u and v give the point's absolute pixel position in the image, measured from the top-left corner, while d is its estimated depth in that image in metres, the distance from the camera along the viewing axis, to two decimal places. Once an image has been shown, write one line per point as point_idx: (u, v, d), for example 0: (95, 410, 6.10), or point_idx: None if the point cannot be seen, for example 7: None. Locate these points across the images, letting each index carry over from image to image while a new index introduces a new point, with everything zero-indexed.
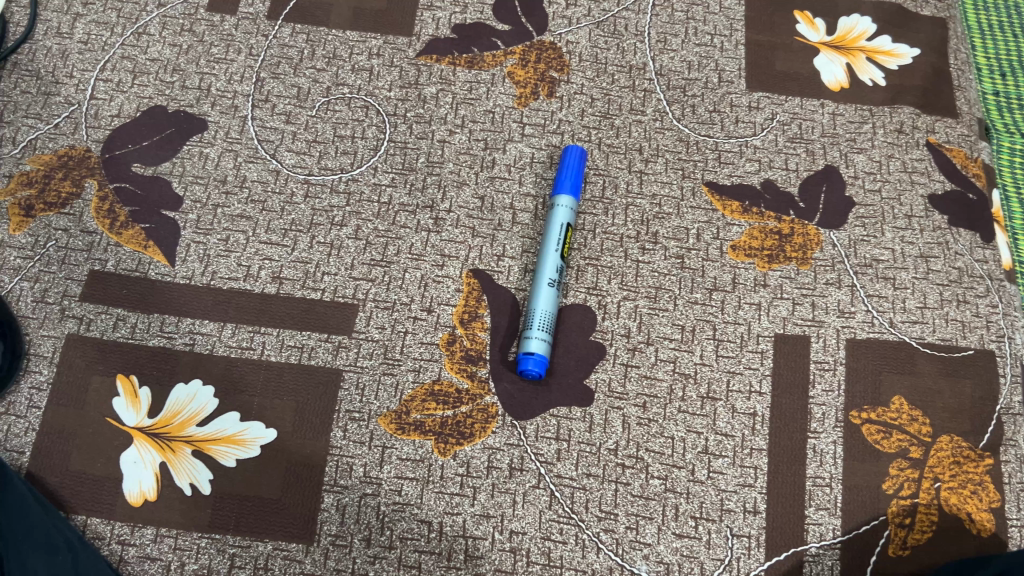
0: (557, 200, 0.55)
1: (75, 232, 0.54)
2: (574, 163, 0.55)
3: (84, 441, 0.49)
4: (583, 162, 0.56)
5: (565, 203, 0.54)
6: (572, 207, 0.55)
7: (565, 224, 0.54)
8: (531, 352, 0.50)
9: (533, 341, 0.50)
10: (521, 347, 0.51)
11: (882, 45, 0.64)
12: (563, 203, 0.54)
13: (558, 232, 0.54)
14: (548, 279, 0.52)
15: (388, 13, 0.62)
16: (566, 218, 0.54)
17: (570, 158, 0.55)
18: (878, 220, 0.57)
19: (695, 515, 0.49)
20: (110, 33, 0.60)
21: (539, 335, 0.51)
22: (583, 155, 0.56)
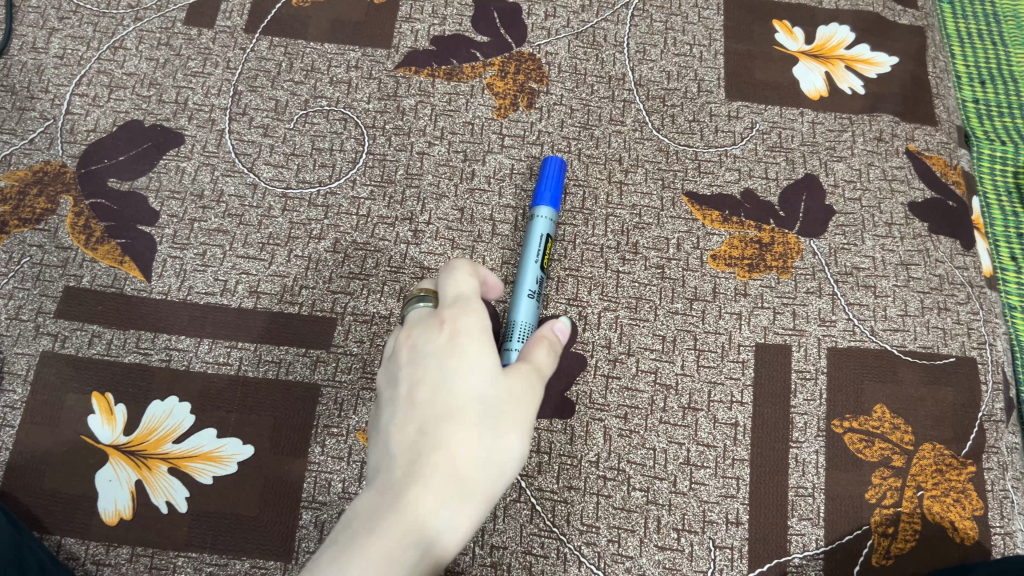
0: (535, 210, 0.54)
1: (50, 248, 0.53)
2: (553, 172, 0.55)
3: (59, 460, 0.48)
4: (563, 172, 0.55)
5: (544, 214, 0.54)
6: (551, 217, 0.54)
7: (543, 235, 0.53)
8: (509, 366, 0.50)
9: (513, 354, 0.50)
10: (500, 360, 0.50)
11: (861, 53, 0.64)
12: (542, 213, 0.54)
13: (536, 242, 0.53)
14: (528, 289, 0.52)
15: (366, 25, 0.62)
16: (544, 228, 0.54)
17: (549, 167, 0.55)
18: (858, 228, 0.57)
19: (677, 527, 0.48)
20: (86, 47, 0.60)
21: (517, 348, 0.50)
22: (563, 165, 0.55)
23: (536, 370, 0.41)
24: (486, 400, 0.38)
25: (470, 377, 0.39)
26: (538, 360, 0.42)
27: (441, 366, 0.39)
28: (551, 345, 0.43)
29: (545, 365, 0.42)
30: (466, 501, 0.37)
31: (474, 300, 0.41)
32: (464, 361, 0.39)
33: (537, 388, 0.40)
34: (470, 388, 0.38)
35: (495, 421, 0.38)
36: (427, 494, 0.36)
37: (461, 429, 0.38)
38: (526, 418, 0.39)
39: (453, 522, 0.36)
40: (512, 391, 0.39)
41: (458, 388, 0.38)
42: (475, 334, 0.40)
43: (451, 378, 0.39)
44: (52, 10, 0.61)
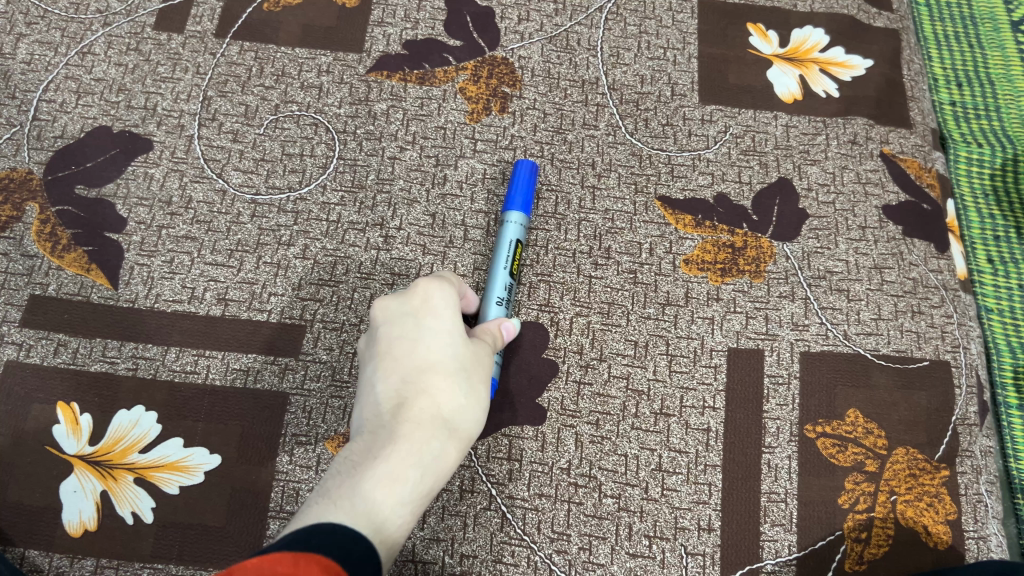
0: (506, 214, 0.54)
1: (15, 256, 0.53)
2: (525, 175, 0.54)
3: (23, 471, 0.48)
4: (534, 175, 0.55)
5: (515, 218, 0.53)
6: (521, 223, 0.54)
7: (514, 240, 0.53)
8: None
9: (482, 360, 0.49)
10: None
11: (835, 56, 0.64)
12: (513, 217, 0.53)
13: (507, 246, 0.53)
14: (496, 295, 0.51)
15: (338, 30, 0.61)
16: (515, 232, 0.53)
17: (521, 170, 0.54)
18: (831, 232, 0.57)
19: (648, 534, 0.48)
20: (53, 53, 0.59)
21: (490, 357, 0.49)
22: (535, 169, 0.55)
23: (493, 342, 0.46)
24: (458, 353, 0.43)
25: (444, 334, 0.43)
26: (495, 339, 0.47)
27: (417, 325, 0.44)
28: (500, 340, 0.47)
29: (499, 341, 0.47)
30: (450, 438, 0.41)
31: (442, 278, 0.46)
32: (437, 320, 0.44)
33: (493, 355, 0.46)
34: (445, 343, 0.43)
35: (469, 373, 0.43)
36: (416, 431, 0.40)
37: (441, 377, 0.42)
38: (488, 376, 0.44)
39: (441, 457, 0.40)
40: (478, 352, 0.44)
41: (434, 343, 0.43)
42: (446, 299, 0.45)
43: (428, 334, 0.43)
44: (20, 16, 0.60)
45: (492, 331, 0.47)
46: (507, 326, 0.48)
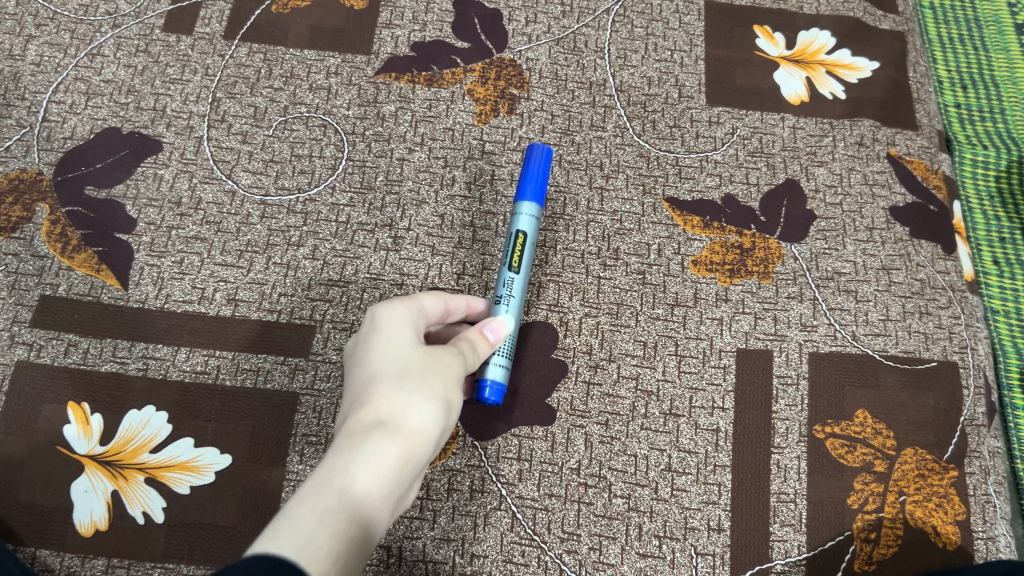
0: (515, 206, 0.53)
1: (26, 256, 0.53)
2: (534, 161, 0.53)
3: (34, 471, 0.48)
4: (545, 159, 0.53)
5: (521, 208, 0.52)
6: (531, 217, 0.52)
7: (520, 232, 0.52)
8: (487, 380, 0.48)
9: (489, 363, 0.48)
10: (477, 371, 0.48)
11: (841, 58, 0.64)
12: (520, 208, 0.52)
13: (512, 240, 0.52)
14: (500, 293, 0.51)
15: (346, 32, 0.61)
16: (521, 224, 0.52)
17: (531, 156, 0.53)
18: (839, 233, 0.57)
19: (658, 534, 0.48)
20: (63, 54, 0.59)
21: (495, 360, 0.48)
22: (546, 152, 0.53)
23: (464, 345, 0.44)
24: (402, 358, 0.42)
25: (388, 345, 0.43)
26: (466, 344, 0.44)
27: (366, 346, 0.43)
28: (480, 346, 0.45)
29: (476, 346, 0.45)
30: (393, 436, 0.39)
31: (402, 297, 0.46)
32: (384, 335, 0.43)
33: (461, 356, 0.44)
34: (389, 352, 0.42)
35: (416, 371, 0.41)
36: (351, 437, 0.39)
37: (382, 381, 0.41)
38: (448, 374, 0.42)
39: (379, 456, 0.38)
40: (431, 352, 0.43)
41: (379, 354, 0.43)
42: (393, 314, 0.44)
43: (374, 349, 0.43)
44: (29, 18, 0.60)
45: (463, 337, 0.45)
46: (489, 329, 0.46)
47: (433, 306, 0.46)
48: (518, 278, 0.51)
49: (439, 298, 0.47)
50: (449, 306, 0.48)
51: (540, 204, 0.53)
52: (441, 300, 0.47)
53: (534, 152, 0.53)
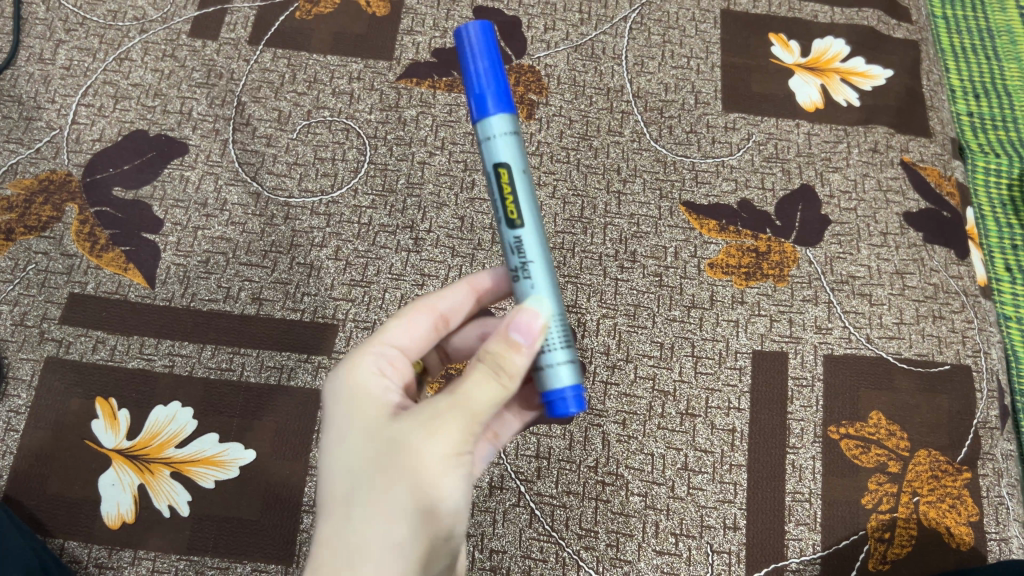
0: (476, 128, 0.36)
1: (55, 255, 0.54)
2: (471, 53, 0.36)
3: (62, 464, 0.49)
4: (484, 41, 0.36)
5: (491, 128, 0.36)
6: (506, 130, 0.36)
7: (500, 164, 0.36)
8: (563, 390, 0.36)
9: (552, 368, 0.35)
10: (539, 382, 0.36)
11: (856, 66, 0.65)
12: (489, 130, 0.36)
13: (494, 182, 0.37)
14: (515, 262, 0.37)
15: (368, 38, 0.62)
16: (494, 154, 0.36)
17: (464, 49, 0.36)
18: (854, 238, 0.58)
19: (675, 532, 0.49)
20: (92, 59, 0.60)
21: (563, 361, 0.36)
22: (481, 31, 0.36)
23: (444, 413, 0.33)
24: (357, 461, 0.35)
25: (338, 453, 0.36)
26: (473, 378, 0.33)
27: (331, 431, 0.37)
28: (506, 362, 0.33)
29: (484, 376, 0.33)
30: None
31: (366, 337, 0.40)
32: (336, 426, 0.37)
33: (435, 428, 0.33)
34: (341, 466, 0.35)
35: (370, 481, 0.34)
36: None
37: (336, 501, 0.35)
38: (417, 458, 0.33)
39: None
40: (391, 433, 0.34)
41: (332, 472, 0.36)
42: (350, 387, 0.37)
43: (328, 455, 0.36)
44: (59, 23, 0.62)
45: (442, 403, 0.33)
46: (518, 329, 0.34)
47: (402, 339, 0.40)
48: (527, 233, 0.37)
49: (407, 320, 0.40)
50: (433, 313, 0.41)
51: (511, 109, 0.36)
52: (421, 317, 0.41)
53: (464, 41, 0.36)
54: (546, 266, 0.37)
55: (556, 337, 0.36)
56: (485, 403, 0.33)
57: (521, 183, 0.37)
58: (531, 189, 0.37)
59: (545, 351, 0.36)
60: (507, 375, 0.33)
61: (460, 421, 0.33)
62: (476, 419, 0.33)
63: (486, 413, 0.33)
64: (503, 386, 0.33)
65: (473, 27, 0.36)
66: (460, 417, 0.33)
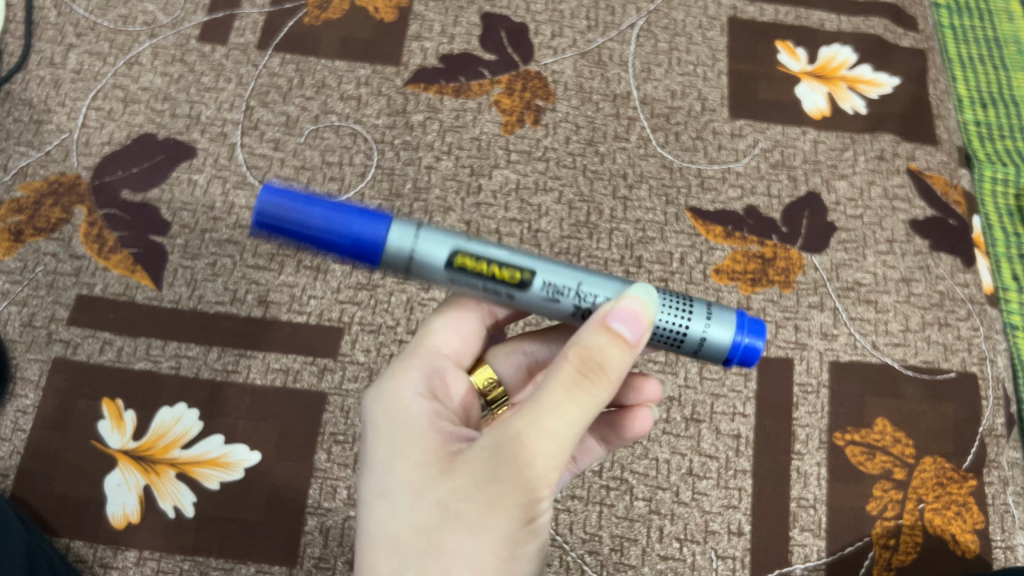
0: (389, 245, 0.34)
1: (63, 257, 0.54)
2: (301, 225, 0.33)
3: (69, 464, 0.49)
4: (295, 203, 0.33)
5: (406, 242, 0.34)
6: (396, 224, 0.34)
7: (452, 256, 0.35)
8: (733, 342, 0.36)
9: (709, 336, 0.36)
10: (712, 355, 0.37)
11: (863, 74, 0.65)
12: (405, 243, 0.34)
13: (465, 274, 0.35)
14: (571, 300, 0.36)
15: (377, 44, 0.63)
16: (441, 246, 0.35)
17: (294, 201, 0.33)
18: (860, 245, 0.58)
19: (679, 537, 0.49)
20: (102, 63, 0.61)
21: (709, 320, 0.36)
22: (282, 194, 0.33)
23: (519, 440, 0.31)
24: (424, 492, 0.33)
25: (394, 496, 0.34)
26: (563, 394, 0.32)
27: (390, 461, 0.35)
28: (599, 369, 0.32)
29: (568, 392, 0.32)
30: None
31: (412, 346, 0.41)
32: (387, 466, 0.35)
33: (512, 460, 0.31)
34: (400, 508, 0.34)
35: (442, 521, 0.32)
36: None
37: (396, 548, 0.33)
38: (494, 494, 0.32)
39: None
40: (457, 472, 0.33)
41: (386, 514, 0.34)
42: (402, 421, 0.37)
43: (388, 486, 0.34)
44: (70, 27, 0.62)
45: (514, 427, 0.32)
46: (618, 321, 0.32)
47: (448, 344, 0.42)
48: (543, 272, 0.35)
49: (454, 322, 0.42)
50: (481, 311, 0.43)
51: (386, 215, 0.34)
52: (469, 312, 0.43)
53: (278, 220, 0.33)
54: (591, 276, 0.36)
55: (685, 317, 0.36)
56: (567, 425, 0.32)
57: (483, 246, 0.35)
58: (487, 243, 0.35)
59: (690, 335, 0.36)
60: (597, 386, 0.32)
61: (542, 446, 0.31)
62: (559, 445, 0.32)
63: (574, 431, 0.32)
64: (588, 403, 0.32)
65: (269, 198, 0.33)
66: (545, 443, 0.31)
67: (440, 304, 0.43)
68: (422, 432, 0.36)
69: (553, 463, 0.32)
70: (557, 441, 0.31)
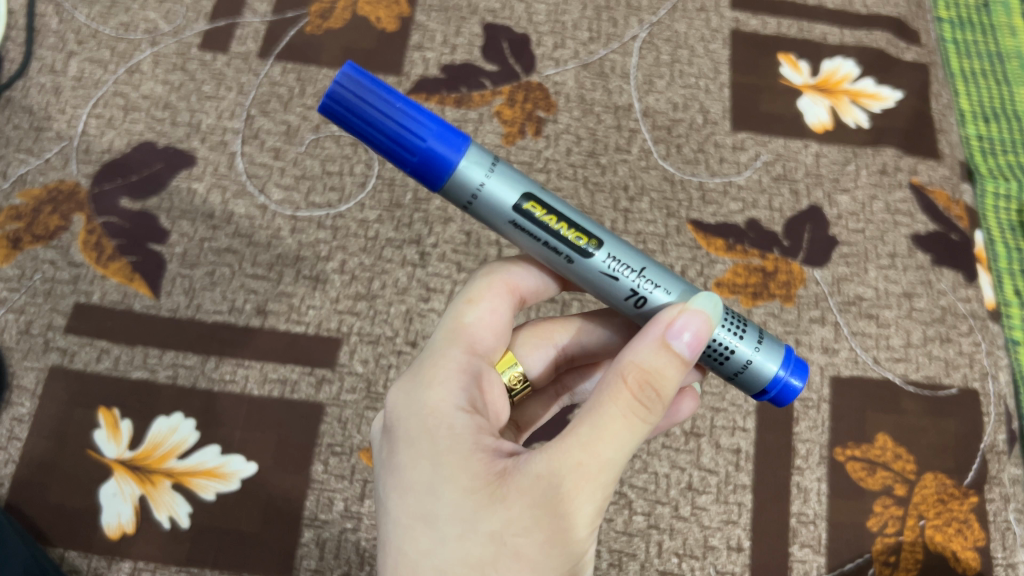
0: (462, 169, 0.33)
1: (61, 265, 0.54)
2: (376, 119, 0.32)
3: (64, 474, 0.48)
4: (375, 90, 0.32)
5: (476, 174, 0.33)
6: (477, 155, 0.34)
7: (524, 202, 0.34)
8: (780, 374, 0.37)
9: (757, 362, 0.36)
10: (757, 383, 0.37)
11: (865, 88, 0.64)
12: (476, 179, 0.33)
13: (533, 222, 0.34)
14: (630, 282, 0.36)
15: (378, 53, 0.63)
16: (515, 186, 0.34)
17: (377, 92, 0.32)
18: (862, 259, 0.57)
19: (678, 552, 0.49)
20: (103, 70, 0.61)
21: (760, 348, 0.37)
22: (368, 76, 0.32)
23: (580, 473, 0.31)
24: (472, 520, 0.31)
25: (439, 525, 0.32)
26: (619, 426, 0.31)
27: (427, 476, 0.33)
28: (658, 397, 0.32)
29: (626, 420, 0.31)
30: None
31: (444, 339, 0.38)
32: (427, 489, 0.32)
33: (572, 493, 0.31)
34: (446, 539, 0.31)
35: (496, 557, 0.31)
36: None
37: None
38: (551, 530, 0.31)
39: None
40: (510, 501, 0.31)
41: (430, 544, 0.32)
42: (440, 425, 0.33)
43: (427, 509, 0.32)
44: (72, 34, 0.62)
45: (573, 457, 0.31)
46: (678, 338, 0.33)
47: (483, 336, 0.38)
48: (608, 246, 0.36)
49: (488, 311, 0.39)
50: (512, 300, 0.40)
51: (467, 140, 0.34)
52: (502, 302, 0.40)
53: (353, 99, 0.32)
54: (654, 265, 0.37)
55: (737, 337, 0.36)
56: (622, 453, 0.32)
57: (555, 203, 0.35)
58: (561, 202, 0.35)
59: (735, 358, 0.36)
60: (652, 413, 0.32)
61: (599, 478, 0.31)
62: (611, 474, 0.32)
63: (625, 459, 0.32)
64: (640, 431, 0.32)
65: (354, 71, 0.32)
66: (602, 476, 0.31)
67: (467, 290, 0.40)
68: (467, 447, 0.33)
69: (604, 494, 0.32)
70: (612, 472, 0.31)
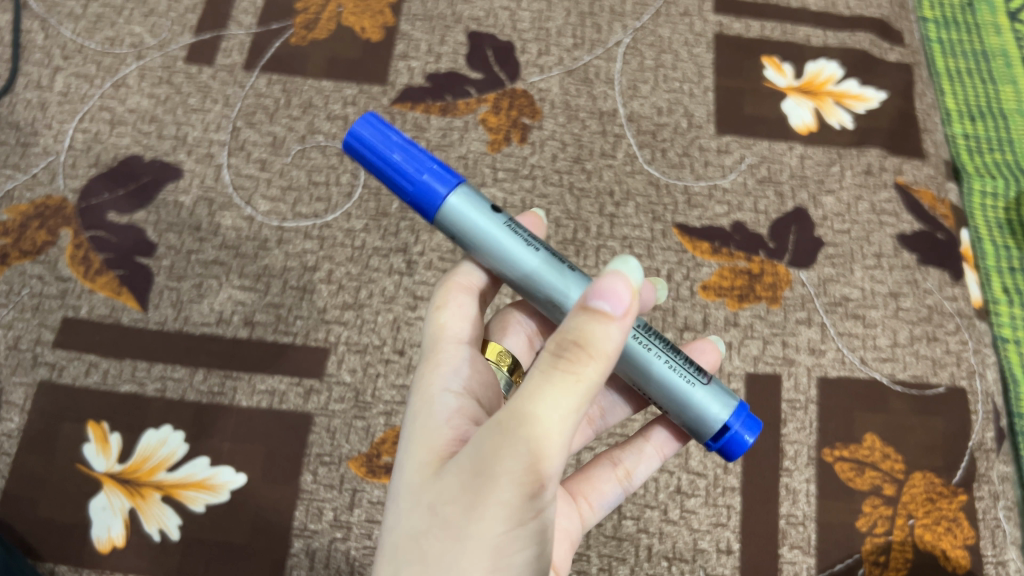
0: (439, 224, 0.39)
1: (49, 280, 0.54)
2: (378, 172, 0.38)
3: (54, 488, 0.49)
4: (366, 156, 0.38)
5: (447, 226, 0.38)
6: (447, 211, 0.37)
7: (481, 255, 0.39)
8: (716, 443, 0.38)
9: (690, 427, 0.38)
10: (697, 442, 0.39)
11: (849, 89, 0.65)
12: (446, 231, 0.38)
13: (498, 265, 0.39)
14: None
15: (363, 63, 0.63)
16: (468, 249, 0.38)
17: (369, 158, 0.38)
18: (847, 260, 0.58)
19: (668, 556, 0.49)
20: (89, 85, 0.61)
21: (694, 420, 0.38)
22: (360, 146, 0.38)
23: (507, 427, 0.29)
24: (426, 488, 0.31)
25: (399, 501, 0.32)
26: (541, 377, 0.30)
27: (402, 459, 0.34)
28: (588, 339, 0.30)
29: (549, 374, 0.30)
30: None
31: (428, 342, 0.39)
32: (399, 469, 0.33)
33: (498, 446, 0.29)
34: (402, 513, 0.31)
35: (435, 522, 0.30)
36: None
37: (394, 555, 0.31)
38: (481, 487, 0.29)
39: None
40: (450, 467, 0.31)
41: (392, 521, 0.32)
42: (419, 416, 0.35)
43: (397, 489, 0.33)
44: (57, 50, 0.62)
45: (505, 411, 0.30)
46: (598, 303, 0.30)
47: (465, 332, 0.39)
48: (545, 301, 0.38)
49: (456, 307, 0.40)
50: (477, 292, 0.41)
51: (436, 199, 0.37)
52: (469, 300, 0.40)
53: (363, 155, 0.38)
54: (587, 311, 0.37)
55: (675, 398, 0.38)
56: (559, 409, 0.30)
57: (507, 254, 0.37)
58: (506, 257, 0.37)
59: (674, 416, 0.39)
60: (579, 363, 0.30)
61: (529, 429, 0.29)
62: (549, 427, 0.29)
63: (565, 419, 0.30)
64: (571, 381, 0.30)
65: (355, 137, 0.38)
66: (524, 433, 0.29)
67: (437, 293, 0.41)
68: (435, 428, 0.34)
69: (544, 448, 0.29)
70: (541, 424, 0.29)
